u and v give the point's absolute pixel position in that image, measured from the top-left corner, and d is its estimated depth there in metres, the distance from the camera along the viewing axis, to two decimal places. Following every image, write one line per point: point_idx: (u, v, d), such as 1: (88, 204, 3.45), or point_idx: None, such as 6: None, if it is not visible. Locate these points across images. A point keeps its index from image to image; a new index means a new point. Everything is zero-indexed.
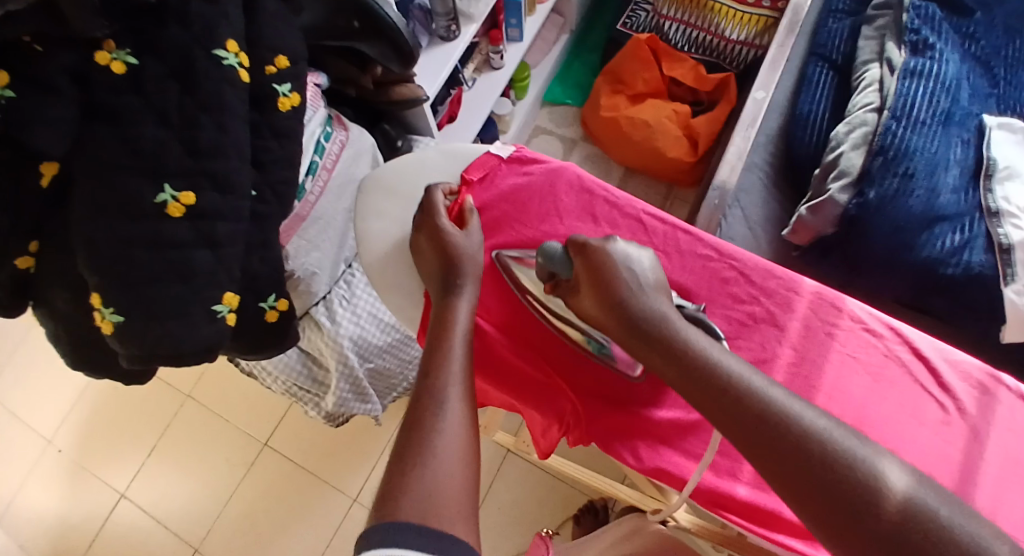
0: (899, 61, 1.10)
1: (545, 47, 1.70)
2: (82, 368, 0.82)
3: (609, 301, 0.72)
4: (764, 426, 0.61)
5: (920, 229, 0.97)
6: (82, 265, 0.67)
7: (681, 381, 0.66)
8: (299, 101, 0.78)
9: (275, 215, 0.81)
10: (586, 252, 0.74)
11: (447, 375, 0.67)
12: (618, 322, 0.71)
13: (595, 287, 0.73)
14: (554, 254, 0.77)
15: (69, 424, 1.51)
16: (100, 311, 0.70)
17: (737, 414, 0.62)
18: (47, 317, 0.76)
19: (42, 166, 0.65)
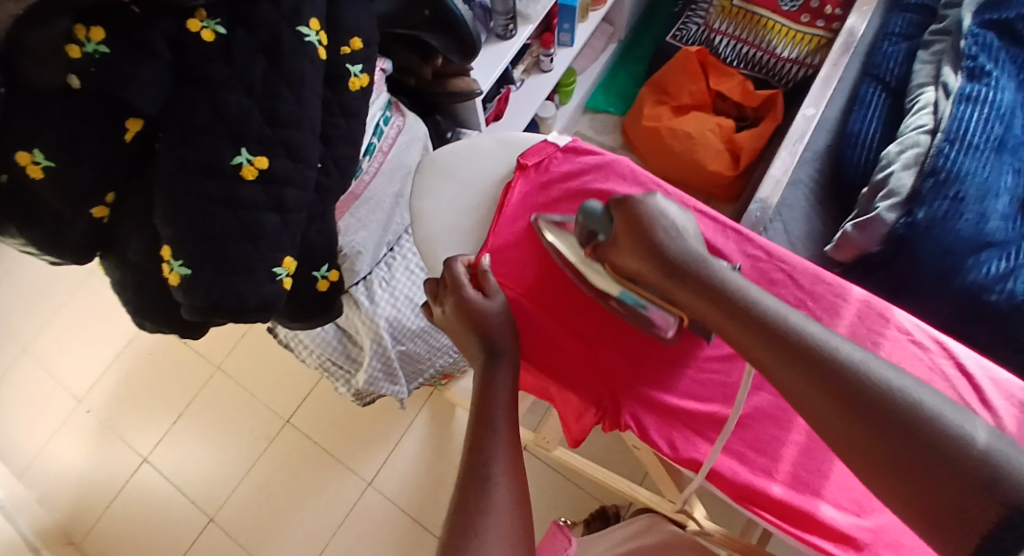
0: (955, 86, 1.10)
1: (591, 55, 1.73)
2: (141, 320, 0.84)
3: (649, 249, 0.71)
4: (807, 363, 0.59)
5: (966, 253, 0.97)
6: (159, 217, 0.70)
7: (721, 323, 0.66)
8: (368, 82, 0.80)
9: (337, 189, 0.83)
10: (623, 204, 0.74)
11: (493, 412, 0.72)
12: (660, 269, 0.70)
13: (633, 236, 0.72)
14: (593, 211, 0.77)
15: (102, 385, 1.54)
16: (169, 263, 0.72)
17: (780, 353, 0.61)
18: (116, 267, 0.79)
19: (127, 121, 0.68)
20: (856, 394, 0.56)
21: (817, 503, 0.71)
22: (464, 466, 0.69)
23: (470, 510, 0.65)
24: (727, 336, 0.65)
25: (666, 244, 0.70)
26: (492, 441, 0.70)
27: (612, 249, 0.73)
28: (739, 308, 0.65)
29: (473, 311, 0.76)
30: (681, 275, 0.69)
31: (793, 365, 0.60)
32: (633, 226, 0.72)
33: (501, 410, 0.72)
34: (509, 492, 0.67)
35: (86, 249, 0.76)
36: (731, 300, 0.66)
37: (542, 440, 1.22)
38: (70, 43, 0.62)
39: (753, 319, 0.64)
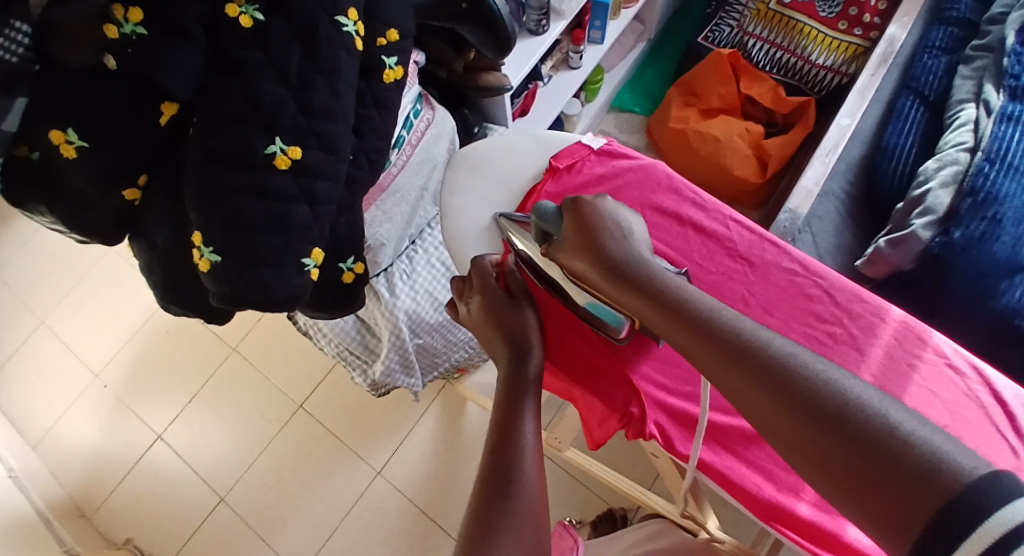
0: (996, 104, 1.07)
1: (621, 53, 1.70)
2: (166, 305, 0.84)
3: (591, 248, 0.71)
4: (737, 357, 0.58)
5: (1002, 276, 0.96)
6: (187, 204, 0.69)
7: (655, 316, 0.65)
8: (402, 75, 0.79)
9: (366, 181, 0.81)
10: (575, 208, 0.75)
11: (524, 410, 0.70)
12: (602, 267, 0.70)
13: (580, 237, 0.73)
14: (547, 214, 0.76)
15: (119, 360, 1.55)
16: (199, 249, 0.71)
17: (713, 347, 0.60)
18: (143, 250, 0.78)
19: (163, 105, 0.68)
20: (784, 383, 0.54)
21: (845, 525, 0.70)
22: (487, 465, 0.67)
23: (498, 506, 0.62)
24: (664, 329, 0.64)
25: (609, 243, 0.71)
26: (519, 435, 0.68)
27: (561, 251, 0.74)
28: (677, 304, 0.64)
29: (507, 314, 0.76)
30: (622, 274, 0.69)
31: (725, 362, 0.59)
32: (580, 225, 0.73)
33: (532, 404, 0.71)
34: (534, 493, 0.65)
35: (114, 231, 0.75)
36: (668, 297, 0.65)
37: (554, 439, 1.22)
38: (107, 22, 0.61)
39: (690, 314, 0.63)
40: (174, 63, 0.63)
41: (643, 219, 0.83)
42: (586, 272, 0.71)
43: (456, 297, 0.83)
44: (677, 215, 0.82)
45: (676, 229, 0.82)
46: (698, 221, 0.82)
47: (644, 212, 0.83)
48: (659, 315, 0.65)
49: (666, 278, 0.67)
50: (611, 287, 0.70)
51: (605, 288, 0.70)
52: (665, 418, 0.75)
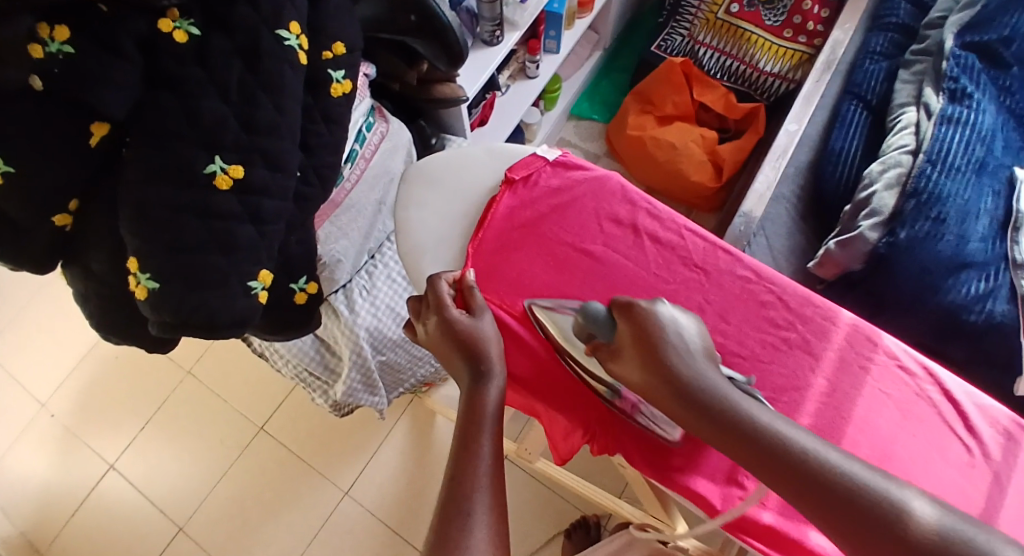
0: (936, 106, 1.11)
1: (576, 63, 1.72)
2: (108, 339, 0.83)
3: (657, 363, 0.65)
4: (829, 493, 0.57)
5: (946, 273, 0.98)
6: (125, 227, 0.68)
7: (749, 460, 0.61)
8: (350, 89, 0.78)
9: (317, 199, 0.81)
10: (630, 312, 0.69)
11: (482, 434, 0.68)
12: (667, 383, 0.64)
13: (638, 347, 0.67)
14: (597, 315, 0.72)
15: (66, 390, 1.50)
16: (135, 276, 0.70)
17: (799, 482, 0.58)
18: (78, 278, 0.77)
19: (92, 126, 0.66)
20: (881, 523, 0.55)
21: (806, 529, 0.70)
22: (445, 490, 0.65)
23: (456, 527, 0.61)
24: (740, 456, 0.61)
25: (671, 354, 0.65)
26: (479, 451, 0.66)
27: (612, 359, 0.68)
28: (758, 433, 0.61)
29: (456, 330, 0.74)
30: (688, 392, 0.64)
31: (809, 497, 0.57)
32: (641, 336, 0.67)
33: (491, 418, 0.69)
34: (490, 512, 0.63)
35: (49, 258, 0.73)
36: (749, 429, 0.61)
37: (524, 450, 1.22)
38: (33, 42, 0.59)
39: (774, 447, 0.60)
40: (107, 82, 0.62)
41: (599, 231, 0.83)
42: (645, 387, 0.66)
43: (412, 318, 0.81)
44: (633, 226, 0.83)
45: (632, 240, 0.82)
46: (653, 232, 0.82)
47: (600, 224, 0.84)
48: (730, 437, 0.62)
49: (734, 397, 0.63)
50: (679, 407, 0.64)
51: (668, 406, 0.65)
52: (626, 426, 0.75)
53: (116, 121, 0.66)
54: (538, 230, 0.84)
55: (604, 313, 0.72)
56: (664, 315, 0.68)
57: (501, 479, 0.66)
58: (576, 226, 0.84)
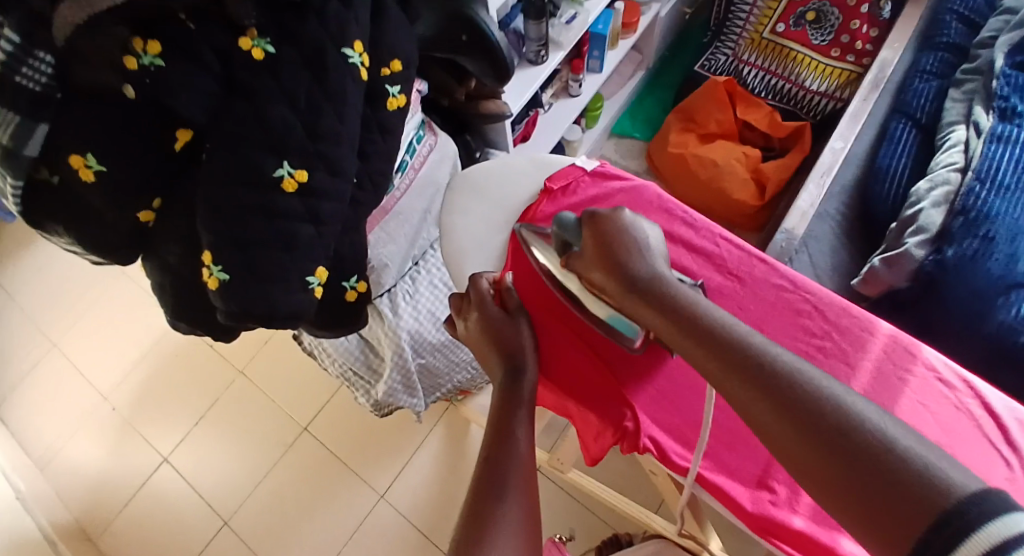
0: (986, 125, 1.09)
1: (620, 82, 1.73)
2: (176, 323, 0.85)
3: (610, 260, 0.73)
4: (772, 393, 0.57)
5: (997, 293, 0.96)
6: (203, 222, 0.71)
7: (701, 356, 0.63)
8: (405, 102, 0.81)
9: (370, 204, 0.83)
10: (594, 219, 0.76)
11: (515, 417, 0.72)
12: (617, 278, 0.72)
13: (598, 249, 0.74)
14: (570, 226, 0.78)
15: (128, 383, 1.55)
16: (208, 267, 0.73)
17: (746, 379, 0.59)
18: (155, 269, 0.80)
19: (177, 131, 0.70)
20: (822, 427, 0.54)
21: (838, 537, 0.70)
22: (480, 469, 0.69)
23: (488, 502, 0.65)
24: (681, 347, 0.65)
25: (626, 254, 0.73)
26: (510, 449, 0.69)
27: (579, 262, 0.75)
28: (704, 326, 0.64)
29: (495, 326, 0.78)
30: (636, 286, 0.71)
31: (758, 396, 0.58)
32: (600, 239, 0.74)
33: (523, 417, 0.72)
34: (520, 504, 0.65)
35: (128, 250, 0.76)
36: (707, 329, 0.64)
37: (557, 461, 1.22)
38: (127, 54, 0.63)
39: (726, 346, 0.62)
40: (188, 90, 0.66)
41: None
42: (602, 283, 0.73)
43: (454, 315, 0.84)
44: (669, 234, 0.84)
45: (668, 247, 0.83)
46: (689, 240, 0.83)
47: None
48: (666, 323, 0.67)
49: (678, 292, 0.69)
50: (627, 298, 0.71)
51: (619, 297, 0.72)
52: (656, 427, 0.76)
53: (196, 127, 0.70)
54: None
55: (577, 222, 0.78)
56: (625, 220, 0.75)
57: (532, 462, 0.70)
58: None
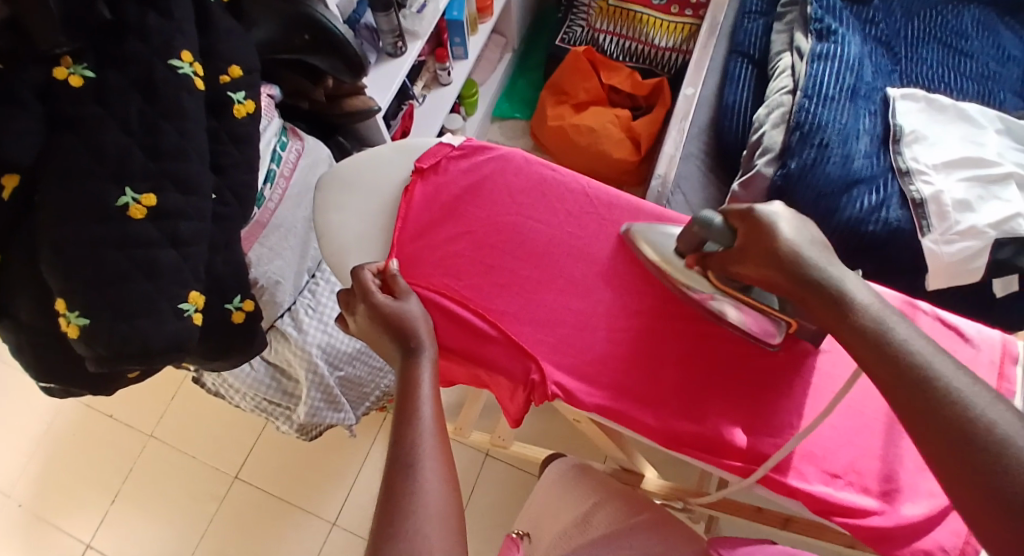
0: (806, 48, 1.20)
1: (489, 66, 1.79)
2: (45, 384, 0.90)
3: (767, 256, 0.71)
4: (927, 401, 0.58)
5: (841, 193, 1.08)
6: (48, 270, 0.73)
7: (868, 364, 0.63)
8: (253, 108, 0.86)
9: (236, 217, 0.88)
10: (749, 218, 0.74)
11: (421, 389, 0.73)
12: (775, 272, 0.71)
13: (756, 247, 0.72)
14: (710, 223, 0.77)
15: (27, 477, 1.49)
16: (65, 315, 0.76)
17: (905, 381, 0.60)
18: (9, 333, 0.83)
19: (4, 178, 0.72)
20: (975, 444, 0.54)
21: (733, 430, 0.77)
22: (390, 452, 0.69)
23: (403, 477, 0.66)
24: (841, 341, 0.66)
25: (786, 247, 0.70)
26: (419, 416, 0.71)
27: (739, 261, 0.75)
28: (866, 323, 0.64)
29: (379, 310, 0.79)
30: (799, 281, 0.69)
31: (911, 398, 0.59)
32: (757, 238, 0.72)
33: (427, 387, 0.74)
34: (438, 466, 0.67)
35: None
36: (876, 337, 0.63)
37: (498, 438, 1.27)
38: None
39: (885, 347, 0.62)
40: (11, 131, 0.69)
41: (512, 202, 0.90)
42: (761, 279, 0.72)
43: (344, 314, 0.86)
44: (541, 194, 0.91)
45: (543, 204, 0.90)
46: (559, 196, 0.90)
47: (512, 196, 0.91)
48: (829, 315, 0.67)
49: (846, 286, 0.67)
50: (789, 291, 0.70)
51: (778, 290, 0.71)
52: (561, 373, 0.81)
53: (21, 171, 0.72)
54: (456, 210, 0.90)
55: (719, 221, 0.77)
56: (778, 215, 0.72)
57: (443, 432, 0.71)
58: (489, 203, 0.91)
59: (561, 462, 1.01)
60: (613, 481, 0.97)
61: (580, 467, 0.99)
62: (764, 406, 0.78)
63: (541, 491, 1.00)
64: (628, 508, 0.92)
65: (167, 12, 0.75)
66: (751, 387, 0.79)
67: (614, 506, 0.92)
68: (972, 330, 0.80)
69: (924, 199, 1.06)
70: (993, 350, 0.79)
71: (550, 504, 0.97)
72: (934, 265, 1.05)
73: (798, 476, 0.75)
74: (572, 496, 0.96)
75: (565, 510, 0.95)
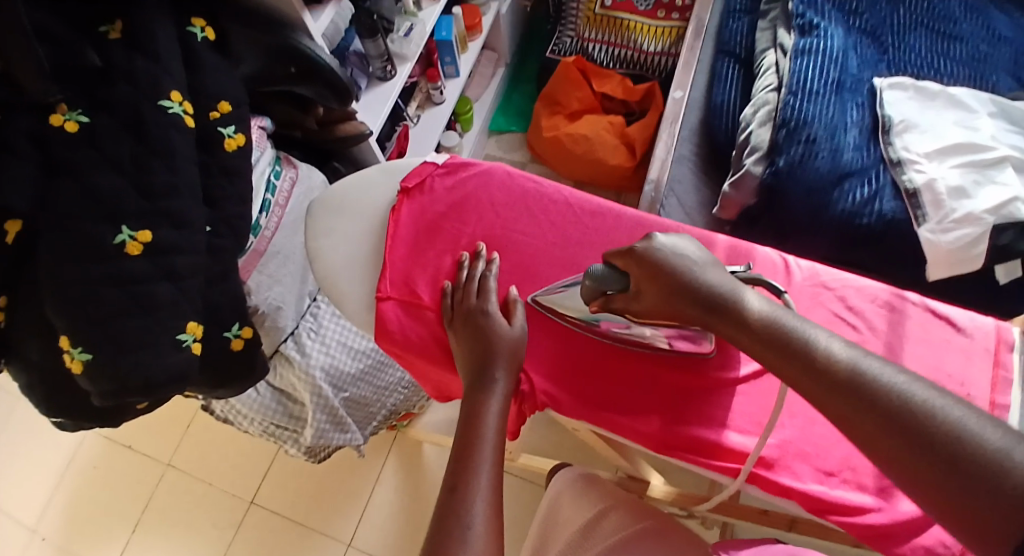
0: (790, 44, 1.21)
1: (483, 82, 1.79)
2: (57, 419, 0.91)
3: (675, 287, 0.74)
4: (867, 408, 0.58)
5: (832, 186, 1.09)
6: (51, 308, 0.75)
7: (783, 365, 0.66)
8: (244, 141, 0.87)
9: (231, 248, 0.89)
10: (633, 258, 0.78)
11: (481, 446, 0.73)
12: (682, 297, 0.74)
13: (654, 276, 0.76)
14: (599, 273, 0.79)
15: (54, 509, 1.51)
16: (69, 352, 0.77)
17: (840, 393, 0.61)
18: (21, 370, 0.85)
19: (5, 224, 0.73)
20: (902, 423, 0.56)
21: (724, 433, 0.77)
22: (445, 499, 0.70)
23: (456, 537, 0.66)
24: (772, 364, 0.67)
25: (684, 273, 0.75)
26: (479, 462, 0.72)
27: (637, 300, 0.78)
28: (766, 331, 0.68)
29: (476, 318, 0.81)
30: (701, 297, 0.73)
31: (838, 394, 0.61)
32: (652, 269, 0.76)
33: (491, 429, 0.74)
34: (489, 520, 0.68)
35: None
36: (783, 339, 0.67)
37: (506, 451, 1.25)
38: None
39: (796, 352, 0.65)
40: (8, 178, 0.70)
41: (496, 216, 0.91)
42: (665, 310, 0.76)
43: (450, 319, 0.84)
44: (524, 206, 0.91)
45: (527, 216, 0.90)
46: (542, 208, 0.91)
47: (496, 210, 0.91)
48: (752, 342, 0.69)
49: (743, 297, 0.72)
50: (691, 312, 0.74)
51: (691, 318, 0.74)
52: (551, 383, 0.82)
53: (23, 217, 0.73)
54: (440, 228, 0.91)
55: (604, 269, 0.80)
56: (664, 249, 0.77)
57: (500, 483, 0.71)
58: (473, 218, 0.91)
59: (569, 473, 1.01)
60: (620, 490, 0.96)
61: (582, 479, 0.99)
62: (753, 406, 0.79)
63: (548, 503, 0.99)
64: (631, 516, 0.91)
65: (154, 55, 0.76)
66: (743, 393, 0.79)
67: (618, 513, 0.91)
68: (964, 320, 0.80)
69: (917, 188, 1.05)
70: (987, 338, 0.78)
71: (558, 513, 0.97)
72: (931, 254, 1.03)
73: (790, 474, 0.75)
74: (580, 503, 0.95)
75: (569, 521, 0.94)
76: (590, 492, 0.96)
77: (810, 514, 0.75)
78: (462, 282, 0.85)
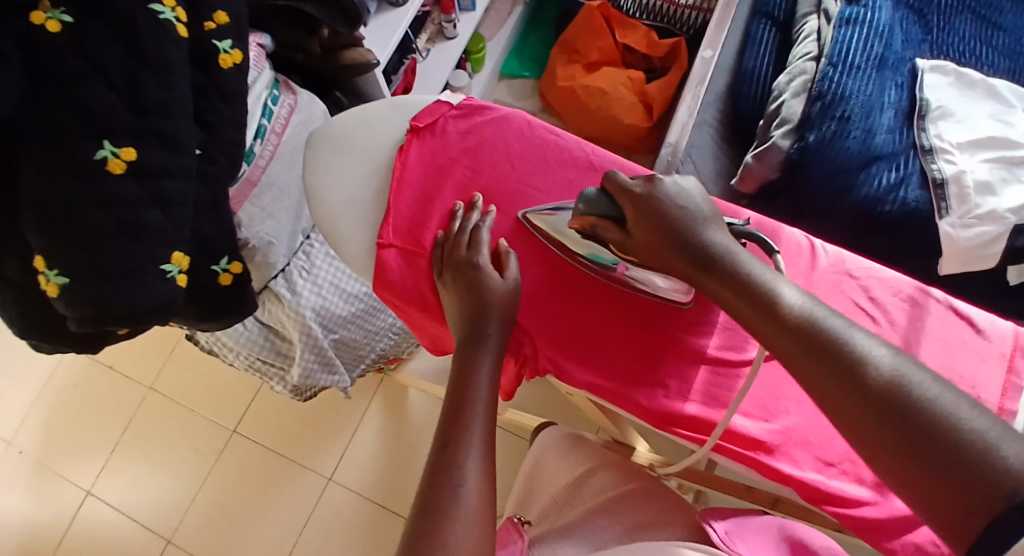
0: (835, 11, 1.16)
1: (497, 21, 1.72)
2: (33, 341, 0.87)
3: (675, 240, 0.72)
4: (853, 390, 0.57)
5: (858, 169, 1.05)
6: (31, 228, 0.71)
7: (773, 333, 0.64)
8: (241, 59, 0.82)
9: (224, 174, 0.84)
10: (631, 196, 0.75)
11: (475, 404, 0.70)
12: (680, 253, 0.72)
13: (653, 226, 0.73)
14: (591, 198, 0.77)
15: (30, 424, 1.49)
16: (45, 274, 0.73)
17: (827, 371, 0.59)
18: None
19: None
20: (889, 409, 0.55)
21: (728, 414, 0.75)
22: (435, 457, 0.67)
23: (446, 498, 0.64)
24: (759, 333, 0.65)
25: (683, 228, 0.72)
26: (472, 422, 0.69)
27: (634, 239, 0.75)
28: (760, 296, 0.66)
29: (467, 271, 0.77)
30: (699, 256, 0.71)
31: (824, 376, 0.59)
32: (653, 214, 0.73)
33: (485, 388, 0.72)
34: (480, 483, 0.65)
35: None
36: (776, 309, 0.64)
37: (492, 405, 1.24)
38: None
39: (790, 323, 0.63)
40: None
41: (511, 166, 0.86)
42: (664, 260, 0.73)
43: (438, 265, 0.81)
44: (541, 157, 0.87)
45: (543, 169, 0.86)
46: (560, 162, 0.86)
47: (512, 161, 0.87)
48: (745, 307, 0.67)
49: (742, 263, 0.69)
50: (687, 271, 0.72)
51: (685, 274, 0.72)
52: (552, 347, 0.79)
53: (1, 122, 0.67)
54: (451, 173, 0.86)
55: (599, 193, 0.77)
56: (673, 191, 0.74)
57: (493, 446, 0.69)
58: (486, 167, 0.86)
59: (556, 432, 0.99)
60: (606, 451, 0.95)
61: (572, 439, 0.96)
62: (761, 390, 0.76)
63: (534, 459, 0.98)
64: (621, 476, 0.89)
65: None
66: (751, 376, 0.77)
67: (606, 473, 0.90)
68: (984, 322, 0.77)
69: (945, 179, 1.01)
70: (1005, 342, 0.76)
71: (544, 471, 0.95)
72: (948, 249, 1.00)
73: (790, 462, 0.73)
74: (566, 462, 0.94)
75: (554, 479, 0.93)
76: (578, 452, 0.94)
77: (806, 503, 0.74)
78: (453, 232, 0.81)
